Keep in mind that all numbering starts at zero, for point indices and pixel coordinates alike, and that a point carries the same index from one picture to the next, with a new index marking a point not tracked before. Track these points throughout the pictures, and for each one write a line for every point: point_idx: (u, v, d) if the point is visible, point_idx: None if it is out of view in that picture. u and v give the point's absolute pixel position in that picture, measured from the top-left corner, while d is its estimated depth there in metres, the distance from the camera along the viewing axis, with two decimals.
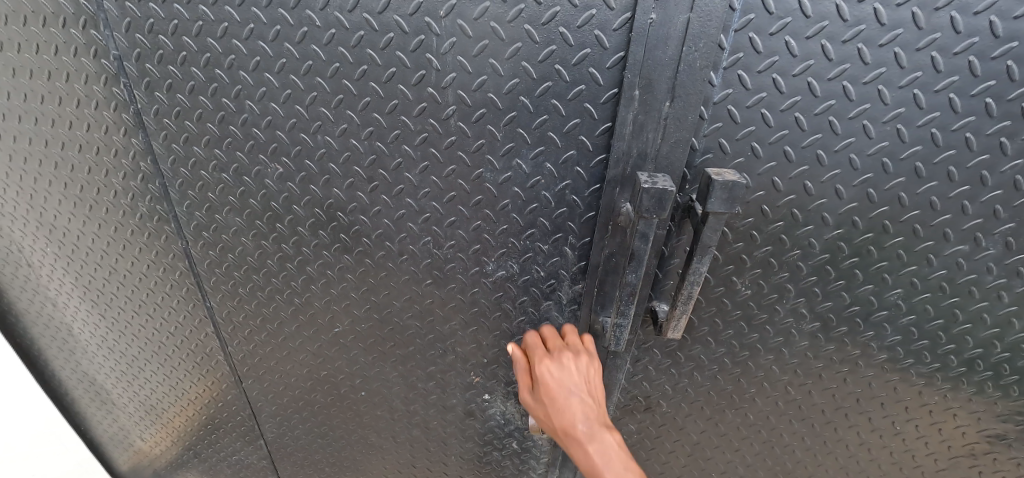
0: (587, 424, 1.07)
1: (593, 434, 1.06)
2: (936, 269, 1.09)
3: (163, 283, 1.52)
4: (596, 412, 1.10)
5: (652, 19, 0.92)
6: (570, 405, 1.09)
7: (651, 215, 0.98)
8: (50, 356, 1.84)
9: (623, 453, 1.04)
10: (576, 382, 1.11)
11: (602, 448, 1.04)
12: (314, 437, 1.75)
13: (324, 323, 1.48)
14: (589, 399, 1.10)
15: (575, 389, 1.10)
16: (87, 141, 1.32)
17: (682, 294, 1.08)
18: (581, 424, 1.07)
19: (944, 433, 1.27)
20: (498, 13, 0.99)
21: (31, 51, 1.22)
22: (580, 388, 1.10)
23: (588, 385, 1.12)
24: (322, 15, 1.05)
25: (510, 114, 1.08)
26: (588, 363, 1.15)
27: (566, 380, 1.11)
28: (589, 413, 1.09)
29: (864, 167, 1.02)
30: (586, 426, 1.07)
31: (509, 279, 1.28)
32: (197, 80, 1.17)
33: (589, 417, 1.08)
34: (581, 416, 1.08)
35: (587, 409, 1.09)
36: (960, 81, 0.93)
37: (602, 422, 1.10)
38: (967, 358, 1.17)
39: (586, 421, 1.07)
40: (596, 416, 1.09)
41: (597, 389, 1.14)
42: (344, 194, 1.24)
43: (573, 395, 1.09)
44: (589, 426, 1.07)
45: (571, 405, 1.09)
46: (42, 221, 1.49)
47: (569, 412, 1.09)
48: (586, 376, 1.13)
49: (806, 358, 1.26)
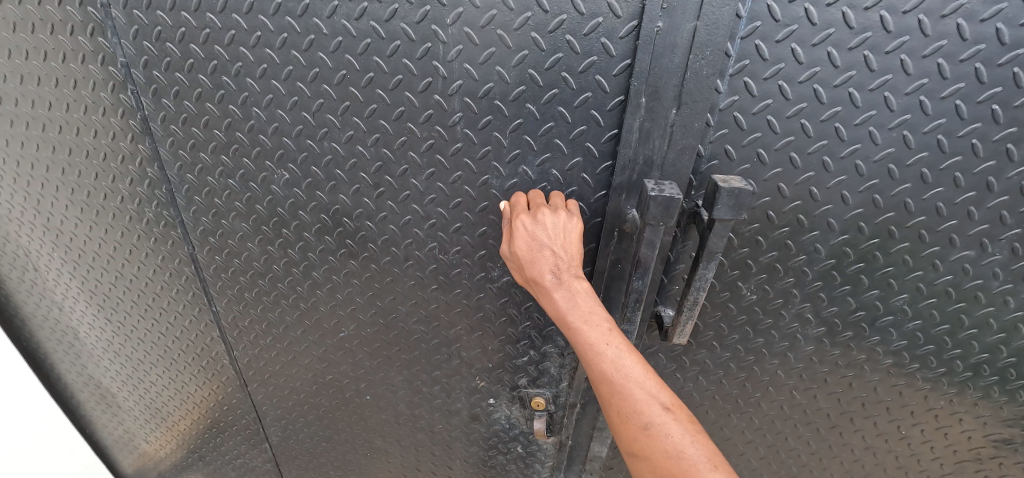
0: (558, 277, 0.97)
1: (563, 287, 0.96)
2: (941, 275, 1.09)
3: (169, 288, 1.53)
4: (571, 257, 0.99)
5: (658, 27, 0.92)
6: (541, 252, 0.99)
7: (658, 222, 0.99)
8: (56, 359, 1.85)
9: (595, 310, 0.94)
10: (549, 237, 1.00)
11: (572, 304, 0.95)
12: (319, 440, 1.76)
13: (329, 328, 1.48)
14: (564, 248, 0.99)
15: (547, 244, 0.99)
16: (94, 148, 1.32)
17: (688, 300, 1.08)
18: (551, 276, 0.97)
19: (950, 437, 1.27)
20: (504, 21, 1.00)
21: (39, 58, 1.23)
22: (553, 243, 0.99)
23: (563, 240, 1.00)
24: (329, 23, 1.05)
25: (516, 121, 1.08)
26: (566, 221, 1.03)
27: (538, 233, 1.01)
28: (561, 259, 0.98)
29: (870, 174, 1.02)
30: (557, 278, 0.97)
31: (514, 285, 1.29)
32: (204, 87, 1.18)
33: (560, 269, 0.98)
34: (551, 266, 0.98)
35: (559, 254, 0.99)
36: (967, 88, 0.93)
37: (576, 269, 0.99)
38: (973, 363, 1.17)
39: (557, 273, 0.97)
40: (569, 264, 0.99)
41: (576, 244, 1.02)
42: (351, 200, 1.25)
43: (544, 248, 0.99)
44: (560, 280, 0.97)
45: (541, 253, 0.99)
46: (49, 225, 1.49)
47: (538, 257, 0.99)
48: (561, 231, 1.01)
49: (812, 363, 1.26)
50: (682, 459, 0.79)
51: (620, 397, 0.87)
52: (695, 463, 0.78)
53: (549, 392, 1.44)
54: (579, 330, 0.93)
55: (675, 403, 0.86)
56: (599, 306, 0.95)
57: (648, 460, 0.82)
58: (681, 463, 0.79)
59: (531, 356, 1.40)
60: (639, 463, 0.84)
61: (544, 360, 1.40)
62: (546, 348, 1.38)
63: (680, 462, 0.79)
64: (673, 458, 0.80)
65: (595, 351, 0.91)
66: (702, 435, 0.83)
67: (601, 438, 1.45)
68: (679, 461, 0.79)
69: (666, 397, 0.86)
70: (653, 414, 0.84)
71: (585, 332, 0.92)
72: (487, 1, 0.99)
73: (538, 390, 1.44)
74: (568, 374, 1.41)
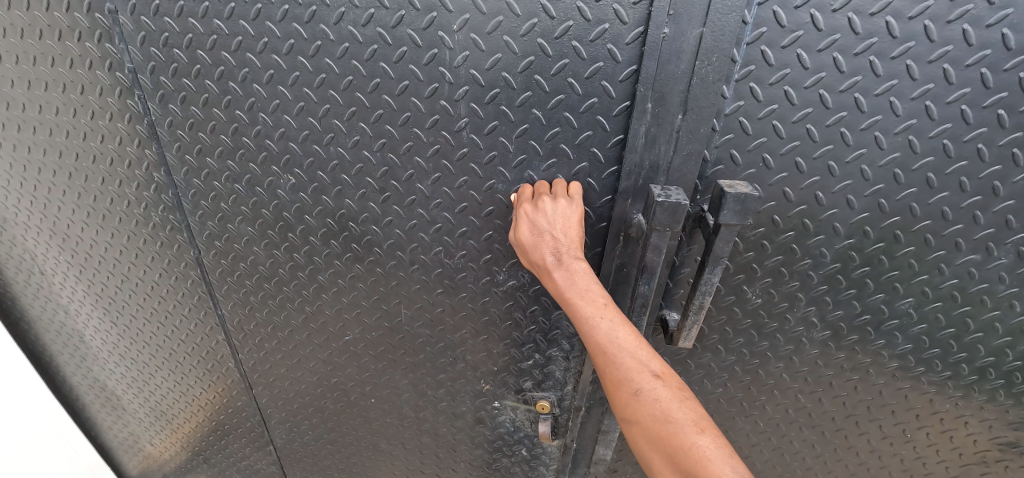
0: (556, 257, 0.98)
1: (561, 266, 0.97)
2: (947, 279, 1.09)
3: (175, 291, 1.54)
4: (569, 237, 1.00)
5: (665, 33, 0.93)
6: (541, 235, 1.01)
7: (665, 227, 0.99)
8: (62, 362, 1.86)
9: (590, 285, 0.94)
10: (549, 220, 1.02)
11: (569, 281, 0.95)
12: (324, 443, 1.76)
13: (334, 331, 1.49)
14: (563, 229, 1.00)
15: (546, 228, 1.01)
16: (101, 152, 1.33)
17: (693, 304, 1.08)
18: (550, 256, 0.98)
19: (956, 440, 1.27)
20: (511, 27, 1.00)
21: (46, 64, 1.23)
22: (553, 226, 1.01)
23: (562, 222, 1.01)
24: (336, 29, 1.06)
25: (522, 126, 1.09)
26: (566, 205, 1.04)
27: (538, 217, 1.03)
28: (558, 240, 0.99)
29: (876, 178, 1.03)
30: (555, 258, 0.98)
31: (520, 289, 1.29)
32: (212, 92, 1.19)
33: (558, 249, 0.98)
34: (549, 247, 0.99)
35: (557, 235, 1.00)
36: (972, 93, 0.93)
37: (574, 248, 0.99)
38: (979, 366, 1.17)
39: (556, 253, 0.98)
40: (566, 243, 0.99)
41: (576, 226, 1.02)
42: (356, 204, 1.25)
43: (544, 231, 1.01)
44: (559, 259, 0.98)
45: (540, 236, 1.01)
46: (56, 229, 1.50)
47: (538, 240, 1.00)
48: (561, 215, 1.02)
49: (817, 367, 1.26)
50: (671, 424, 0.78)
51: (612, 365, 0.86)
52: (682, 426, 0.77)
53: (554, 396, 1.45)
54: (576, 305, 0.93)
55: (668, 371, 0.85)
56: (595, 281, 0.95)
57: (639, 426, 0.82)
58: (669, 427, 0.78)
59: (536, 360, 1.40)
60: (631, 430, 0.84)
61: (549, 364, 1.40)
62: (551, 352, 1.38)
63: (668, 427, 0.78)
64: (661, 422, 0.79)
65: (590, 324, 0.90)
66: (693, 402, 0.81)
67: (605, 442, 1.45)
68: (667, 426, 0.78)
69: (659, 365, 0.85)
70: (643, 381, 0.82)
71: (579, 306, 0.92)
72: (493, 7, 0.99)
73: (543, 393, 1.45)
74: (573, 378, 1.41)
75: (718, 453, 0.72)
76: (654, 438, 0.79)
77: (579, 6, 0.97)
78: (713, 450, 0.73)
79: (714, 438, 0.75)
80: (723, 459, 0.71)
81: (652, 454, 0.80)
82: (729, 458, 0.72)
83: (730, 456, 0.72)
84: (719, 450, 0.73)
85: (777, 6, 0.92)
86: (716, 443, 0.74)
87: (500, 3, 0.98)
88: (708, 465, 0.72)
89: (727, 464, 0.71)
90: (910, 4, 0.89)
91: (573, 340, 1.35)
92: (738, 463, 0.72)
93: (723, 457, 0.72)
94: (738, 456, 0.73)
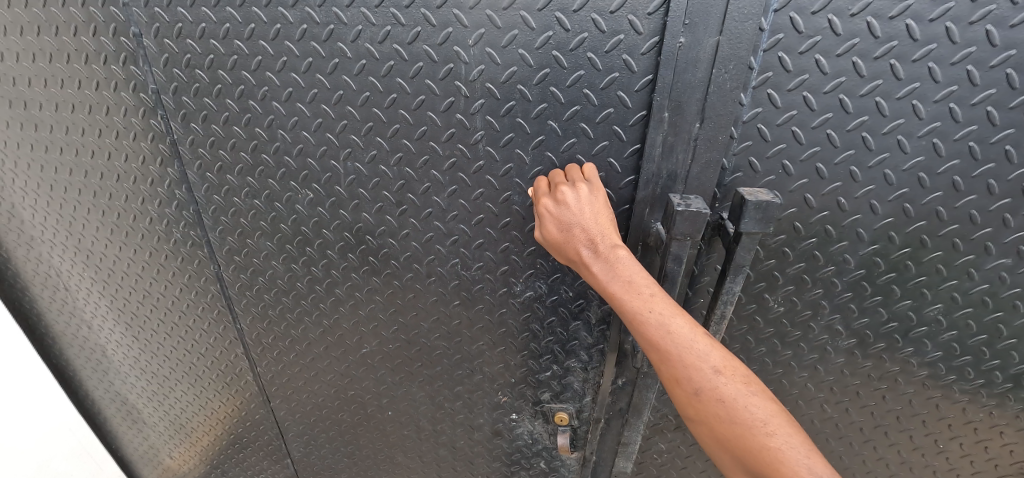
0: (592, 249, 0.95)
1: (599, 259, 0.94)
2: (977, 284, 1.06)
3: (196, 305, 1.55)
4: (601, 226, 0.96)
5: (681, 42, 0.93)
6: (570, 230, 0.98)
7: (685, 236, 0.99)
8: (84, 376, 1.89)
9: (634, 276, 0.90)
10: (575, 213, 0.98)
11: (610, 274, 0.92)
12: (342, 456, 1.75)
13: (352, 344, 1.49)
14: (592, 219, 0.97)
15: (575, 222, 0.97)
16: (125, 171, 1.36)
17: (715, 314, 1.06)
18: (586, 249, 0.96)
19: (991, 451, 1.23)
20: (526, 41, 1.01)
21: (73, 87, 1.27)
22: (581, 218, 0.97)
23: (590, 211, 0.98)
24: (354, 47, 1.08)
25: (538, 137, 1.09)
26: (589, 192, 1.01)
27: (563, 213, 1.00)
28: (590, 231, 0.96)
29: (900, 183, 1.01)
30: (592, 251, 0.95)
31: (537, 300, 1.29)
32: (231, 110, 1.21)
33: (592, 240, 0.95)
34: (583, 241, 0.96)
35: (588, 226, 0.96)
36: (998, 94, 0.91)
37: (608, 235, 0.96)
38: (1013, 374, 1.13)
39: (591, 246, 0.95)
40: (599, 232, 0.96)
41: (604, 213, 0.99)
42: (373, 218, 1.27)
43: (573, 226, 0.98)
44: (595, 252, 0.94)
45: (571, 232, 0.98)
46: (81, 246, 1.54)
47: (569, 236, 0.98)
48: (586, 204, 0.99)
49: (844, 376, 1.23)
50: (738, 423, 0.77)
51: (669, 363, 0.85)
52: (751, 426, 0.76)
53: (573, 407, 1.43)
54: (622, 301, 0.90)
55: (729, 363, 0.82)
56: (639, 270, 0.92)
57: (705, 423, 0.81)
58: (737, 427, 0.77)
59: (554, 371, 1.39)
60: (696, 424, 0.84)
61: (567, 375, 1.39)
62: (569, 363, 1.37)
63: (735, 426, 0.77)
64: (728, 422, 0.78)
65: (640, 320, 0.87)
66: (761, 395, 0.79)
67: (626, 455, 1.34)
68: (734, 426, 0.78)
69: (719, 358, 0.82)
70: (703, 379, 0.80)
71: (624, 300, 0.89)
72: (509, 22, 1.00)
73: (562, 405, 1.43)
74: (592, 390, 1.39)
75: (792, 454, 0.72)
76: (722, 436, 0.79)
77: (593, 18, 0.97)
78: (787, 451, 0.72)
79: (786, 436, 0.74)
80: (798, 460, 0.71)
81: (719, 448, 0.82)
82: (805, 459, 0.71)
83: (808, 457, 0.71)
84: (793, 450, 0.72)
85: (794, 12, 0.92)
86: (790, 442, 0.73)
87: (515, 17, 1.00)
88: (781, 467, 0.72)
89: (803, 465, 0.70)
90: (930, 6, 0.88)
91: (591, 350, 1.33)
92: (815, 462, 0.71)
93: (799, 457, 0.72)
94: (815, 452, 0.73)
